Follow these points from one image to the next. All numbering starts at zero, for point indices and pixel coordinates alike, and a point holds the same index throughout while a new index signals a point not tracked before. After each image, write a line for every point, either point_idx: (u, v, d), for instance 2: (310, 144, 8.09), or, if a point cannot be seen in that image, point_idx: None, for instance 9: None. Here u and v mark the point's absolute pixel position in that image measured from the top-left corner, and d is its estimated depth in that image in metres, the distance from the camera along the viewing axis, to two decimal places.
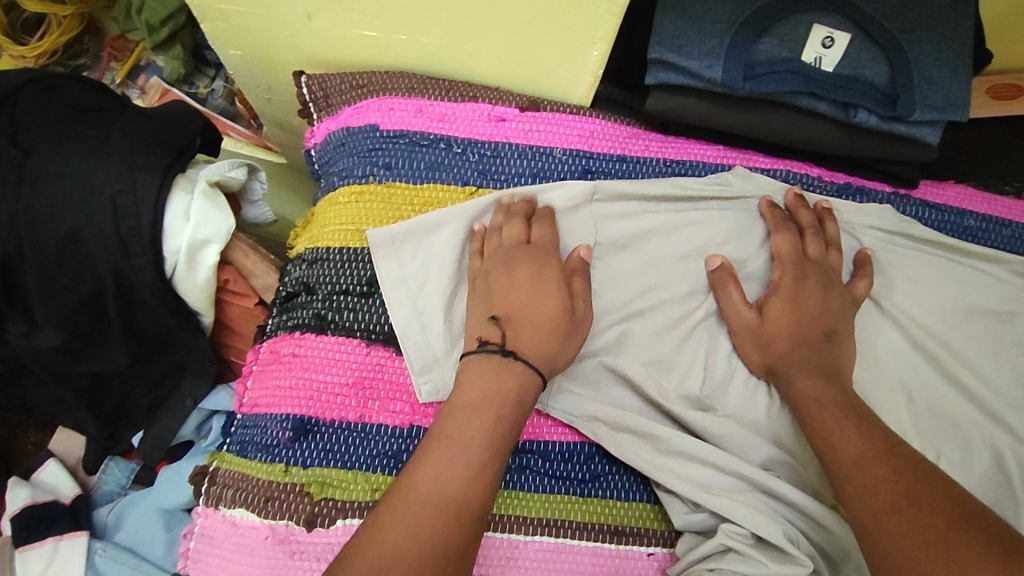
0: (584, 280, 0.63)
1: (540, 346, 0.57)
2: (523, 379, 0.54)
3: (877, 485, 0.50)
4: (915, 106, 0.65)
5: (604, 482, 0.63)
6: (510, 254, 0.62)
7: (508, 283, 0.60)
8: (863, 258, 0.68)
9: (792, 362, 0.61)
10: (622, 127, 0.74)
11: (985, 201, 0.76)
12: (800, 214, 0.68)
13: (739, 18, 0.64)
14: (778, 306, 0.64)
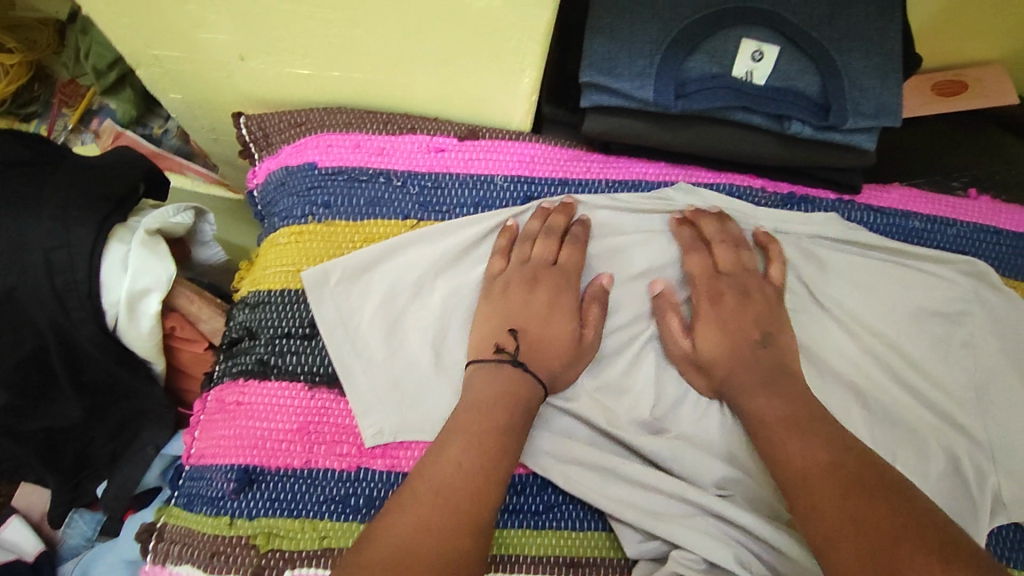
0: (600, 309, 0.66)
1: (544, 357, 0.63)
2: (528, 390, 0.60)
3: (834, 507, 0.50)
4: (847, 114, 0.64)
5: (560, 513, 0.62)
6: (534, 274, 0.66)
7: (527, 299, 0.65)
8: (764, 237, 0.70)
9: (739, 379, 0.62)
10: (563, 150, 0.73)
11: (930, 200, 0.77)
12: (704, 225, 0.69)
13: (667, 37, 0.64)
14: (713, 322, 0.65)
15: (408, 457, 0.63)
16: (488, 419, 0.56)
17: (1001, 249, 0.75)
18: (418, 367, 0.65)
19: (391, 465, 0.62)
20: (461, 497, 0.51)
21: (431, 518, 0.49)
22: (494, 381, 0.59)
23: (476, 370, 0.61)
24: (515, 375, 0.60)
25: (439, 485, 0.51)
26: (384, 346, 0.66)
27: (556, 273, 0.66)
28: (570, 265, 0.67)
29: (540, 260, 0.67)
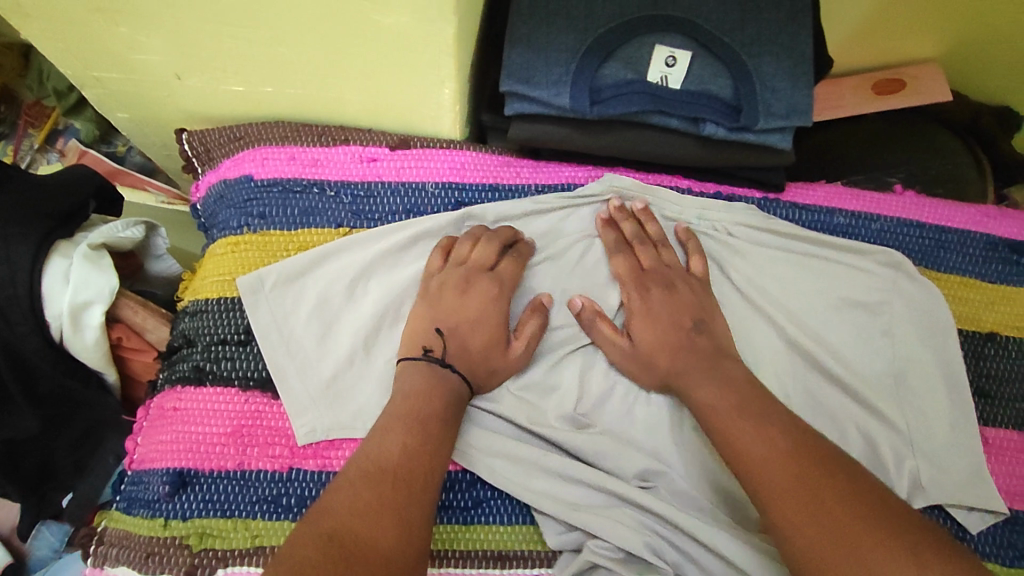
0: (537, 323, 0.68)
1: (473, 359, 0.65)
2: (449, 387, 0.62)
3: (800, 495, 0.50)
4: (759, 116, 0.66)
5: (487, 508, 0.64)
6: (470, 277, 0.67)
7: (460, 302, 0.67)
8: (685, 233, 0.72)
9: (684, 368, 0.63)
10: (493, 156, 0.75)
11: (855, 197, 0.78)
12: (624, 227, 0.71)
13: (583, 46, 0.66)
14: (645, 330, 0.67)
15: (339, 457, 0.65)
16: (424, 403, 0.60)
17: (924, 242, 0.76)
18: (350, 369, 0.68)
19: (323, 465, 0.65)
20: (410, 471, 0.54)
21: (382, 518, 0.50)
22: (424, 376, 0.62)
23: (410, 369, 0.63)
24: (437, 371, 0.63)
25: (384, 463, 0.54)
26: (318, 349, 0.68)
27: (490, 280, 0.68)
28: (506, 275, 0.68)
29: (476, 263, 0.68)
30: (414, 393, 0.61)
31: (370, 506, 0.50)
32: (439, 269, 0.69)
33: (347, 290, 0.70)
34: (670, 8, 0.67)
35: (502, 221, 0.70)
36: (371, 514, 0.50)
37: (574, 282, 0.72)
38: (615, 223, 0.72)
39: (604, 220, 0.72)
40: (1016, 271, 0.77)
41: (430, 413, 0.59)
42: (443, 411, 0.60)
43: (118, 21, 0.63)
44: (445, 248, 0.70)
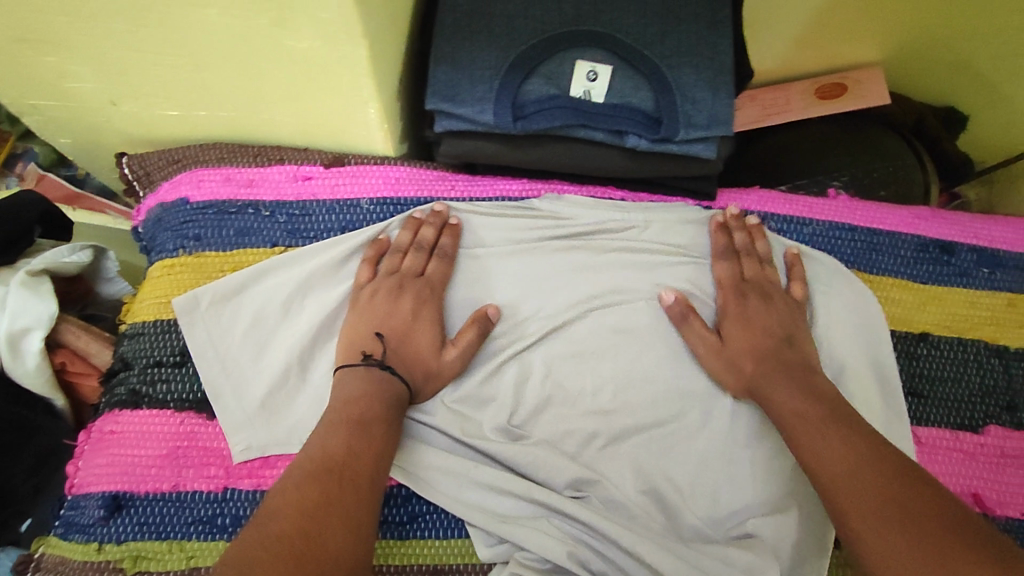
0: (477, 332, 0.68)
1: (411, 362, 0.66)
2: (392, 391, 0.63)
3: (862, 504, 0.53)
4: (679, 127, 0.67)
5: (423, 523, 0.64)
6: (401, 284, 0.69)
7: (392, 307, 0.68)
8: (793, 256, 0.74)
9: (766, 375, 0.65)
10: (427, 171, 0.76)
11: (788, 202, 0.78)
12: (737, 236, 0.74)
13: (505, 63, 0.67)
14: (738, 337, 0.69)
15: (272, 475, 0.65)
16: (370, 405, 0.61)
17: (857, 246, 0.77)
18: (284, 387, 0.69)
19: (256, 484, 0.65)
20: (354, 474, 0.55)
21: (332, 515, 0.51)
22: (359, 378, 0.63)
23: (347, 374, 0.64)
24: (374, 374, 0.64)
25: (331, 462, 0.55)
26: (252, 368, 0.69)
27: (422, 284, 0.70)
28: (436, 278, 0.70)
29: (407, 271, 0.70)
30: (355, 394, 0.62)
31: (317, 499, 0.52)
32: (369, 281, 0.70)
33: (282, 307, 0.71)
34: (591, 23, 0.68)
35: (433, 231, 0.72)
36: (325, 511, 0.51)
37: (508, 295, 0.73)
38: (729, 228, 0.74)
39: (719, 224, 0.74)
40: (948, 271, 0.76)
41: (376, 417, 0.60)
42: (387, 415, 0.61)
43: (45, 51, 0.64)
44: (379, 256, 0.71)
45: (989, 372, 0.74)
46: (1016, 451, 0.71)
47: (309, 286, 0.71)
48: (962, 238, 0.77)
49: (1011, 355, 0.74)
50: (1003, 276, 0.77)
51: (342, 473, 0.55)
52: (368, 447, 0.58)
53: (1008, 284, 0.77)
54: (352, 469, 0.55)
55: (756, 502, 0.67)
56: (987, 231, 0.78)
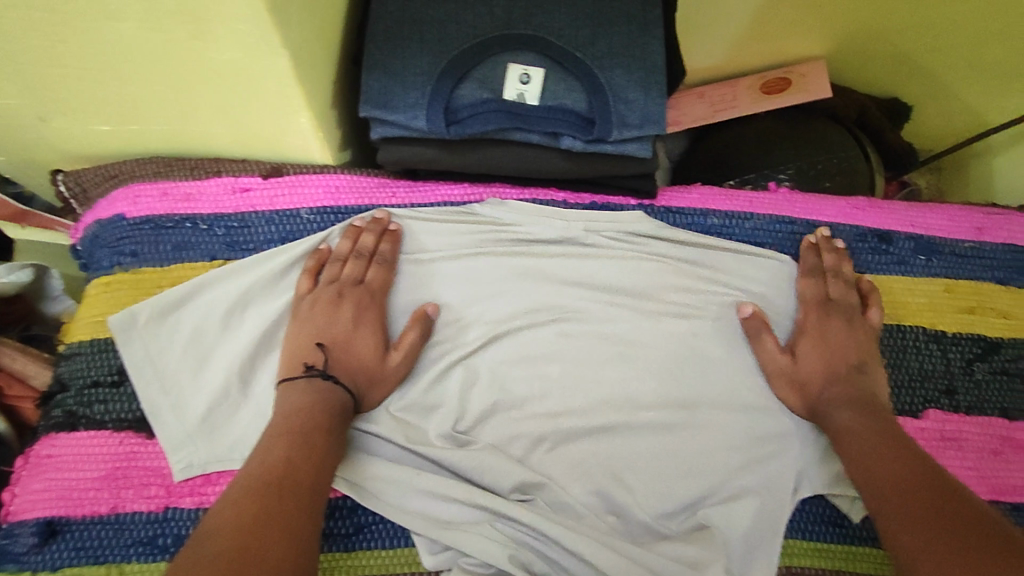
0: (419, 334, 0.69)
1: (355, 370, 0.66)
2: (338, 399, 0.63)
3: (907, 518, 0.56)
4: (612, 127, 0.67)
5: (369, 534, 0.64)
6: (342, 293, 0.69)
7: (332, 317, 0.68)
8: (867, 286, 0.75)
9: (831, 402, 0.68)
10: (367, 178, 0.76)
11: (729, 196, 0.79)
12: (825, 256, 0.75)
13: (438, 68, 0.67)
14: (814, 358, 0.71)
15: (215, 492, 0.65)
16: (312, 414, 0.61)
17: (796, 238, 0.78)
18: (224, 401, 0.68)
19: (199, 502, 0.64)
20: (290, 482, 0.55)
21: (267, 520, 0.50)
22: (301, 390, 0.63)
23: (289, 388, 0.64)
24: (315, 385, 0.63)
25: (269, 473, 0.55)
26: (192, 383, 0.68)
27: (362, 291, 0.70)
28: (376, 284, 0.70)
29: (348, 280, 0.70)
30: (299, 405, 0.62)
31: (252, 506, 0.51)
32: (309, 292, 0.70)
33: (222, 320, 0.70)
34: (522, 27, 0.68)
35: (371, 237, 0.71)
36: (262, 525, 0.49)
37: (452, 301, 0.73)
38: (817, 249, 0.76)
39: (811, 244, 0.76)
40: (884, 260, 0.78)
41: (318, 425, 0.60)
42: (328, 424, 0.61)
43: None
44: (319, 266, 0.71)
45: (928, 356, 0.75)
46: (955, 432, 0.73)
47: (251, 298, 0.71)
48: (898, 227, 0.79)
49: (949, 339, 0.76)
50: (938, 263, 0.78)
51: (279, 479, 0.54)
52: (309, 454, 0.58)
53: (944, 269, 0.78)
54: (292, 477, 0.55)
55: (703, 495, 0.67)
56: (922, 220, 0.80)
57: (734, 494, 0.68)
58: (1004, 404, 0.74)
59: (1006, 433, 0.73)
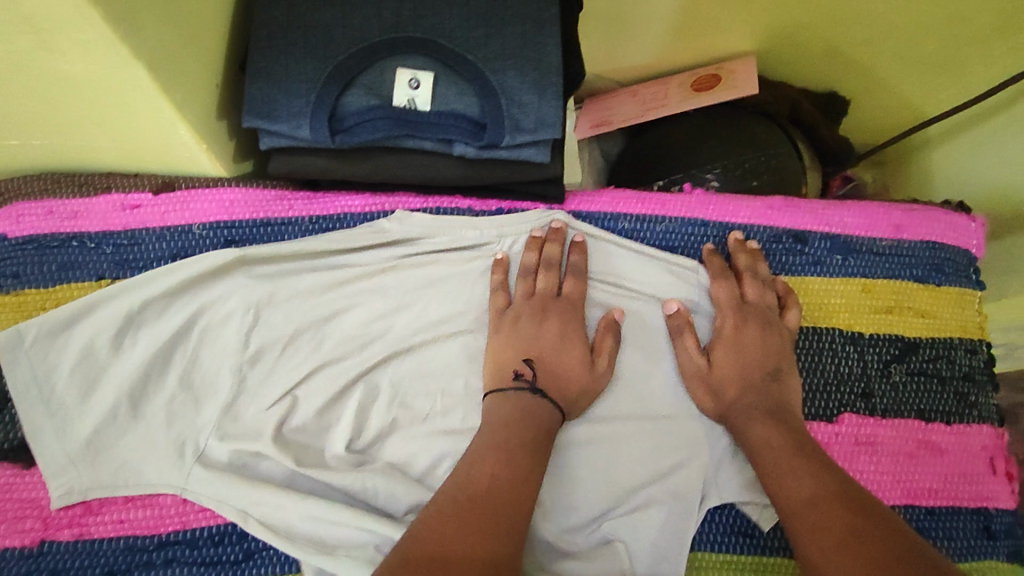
0: (614, 339, 0.69)
1: (558, 388, 0.66)
2: (548, 417, 0.64)
3: (823, 543, 0.54)
4: (503, 132, 0.65)
5: (257, 560, 0.62)
6: (543, 304, 0.68)
7: (537, 329, 0.67)
8: (783, 288, 0.74)
9: (746, 411, 0.67)
10: (264, 191, 0.72)
11: (642, 199, 0.77)
12: (739, 259, 0.73)
13: (322, 75, 0.65)
14: (728, 365, 0.69)
15: (95, 522, 0.63)
16: (514, 434, 0.61)
17: (709, 240, 0.76)
18: (111, 426, 0.65)
19: (77, 534, 0.63)
20: (511, 513, 0.55)
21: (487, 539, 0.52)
22: (512, 404, 0.64)
23: (496, 399, 0.64)
24: (528, 401, 0.64)
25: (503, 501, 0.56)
26: (79, 408, 0.65)
27: (563, 303, 0.69)
28: (575, 295, 0.70)
29: (544, 291, 0.69)
30: (524, 421, 0.62)
31: (473, 530, 0.52)
32: (506, 307, 0.69)
33: (109, 343, 0.66)
34: (412, 29, 0.66)
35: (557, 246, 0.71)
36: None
37: (353, 317, 0.70)
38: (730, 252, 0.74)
39: (712, 249, 0.74)
40: (800, 261, 0.76)
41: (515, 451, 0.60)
42: (529, 447, 0.61)
43: None
44: (530, 269, 0.71)
45: (844, 359, 0.73)
46: (870, 437, 0.72)
47: (141, 323, 0.67)
48: (815, 226, 0.77)
49: (866, 340, 0.74)
50: (856, 262, 0.76)
51: (513, 509, 0.55)
52: (511, 480, 0.58)
53: (861, 268, 0.76)
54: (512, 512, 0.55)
55: (612, 506, 0.66)
56: (840, 218, 0.78)
57: (644, 504, 0.66)
58: (921, 406, 0.73)
59: (923, 436, 0.72)
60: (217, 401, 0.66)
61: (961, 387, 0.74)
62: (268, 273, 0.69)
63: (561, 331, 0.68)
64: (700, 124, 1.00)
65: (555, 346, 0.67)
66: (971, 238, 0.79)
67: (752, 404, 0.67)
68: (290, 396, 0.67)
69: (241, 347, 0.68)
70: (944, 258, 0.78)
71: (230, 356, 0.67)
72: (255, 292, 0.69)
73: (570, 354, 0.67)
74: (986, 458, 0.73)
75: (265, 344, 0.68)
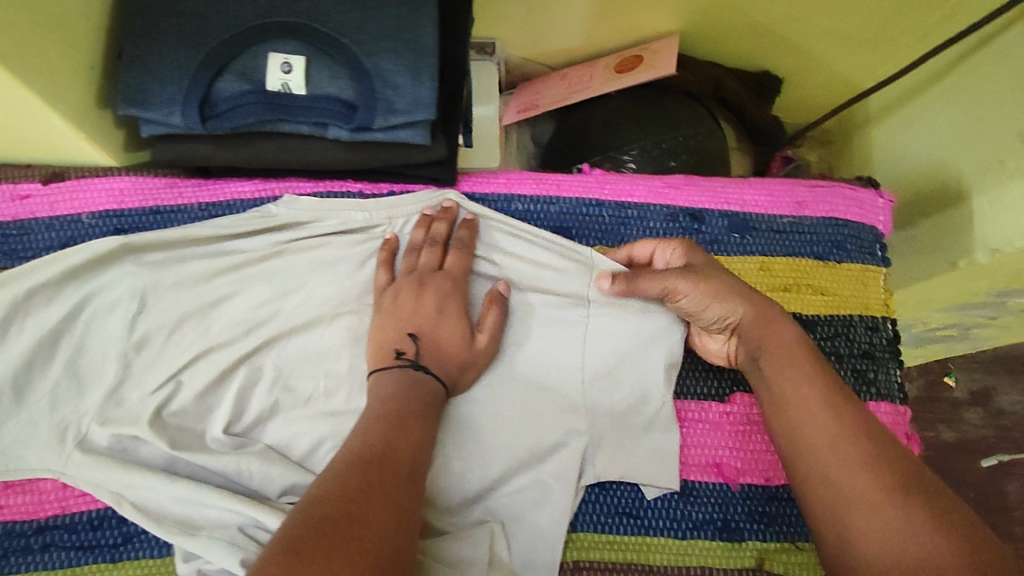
0: (499, 311, 0.68)
1: (442, 361, 0.65)
2: (431, 390, 0.63)
3: (848, 475, 0.55)
4: (376, 114, 0.64)
5: (136, 543, 0.63)
6: (423, 281, 0.67)
7: (415, 306, 0.66)
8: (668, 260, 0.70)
9: (762, 317, 0.64)
10: (153, 179, 0.73)
11: (537, 179, 0.76)
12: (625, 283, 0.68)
13: (194, 61, 0.64)
14: (722, 281, 0.65)
15: None
16: (412, 399, 0.62)
17: (604, 220, 0.75)
18: None
19: None
20: (412, 475, 0.57)
21: (378, 504, 0.52)
22: (398, 380, 0.63)
23: (382, 377, 0.64)
24: (411, 376, 0.63)
25: (409, 458, 0.58)
26: None
27: (442, 278, 0.68)
28: (456, 269, 0.69)
29: (425, 267, 0.69)
30: (412, 395, 0.62)
31: (362, 492, 0.52)
32: (388, 285, 0.69)
33: None
34: (285, 13, 0.65)
35: (443, 225, 0.70)
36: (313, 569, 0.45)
37: (239, 303, 0.69)
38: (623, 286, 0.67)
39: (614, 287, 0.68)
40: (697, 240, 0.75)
41: (413, 414, 0.61)
42: (421, 411, 0.61)
43: None
44: (415, 246, 0.70)
45: None
46: None
47: (23, 311, 0.66)
48: (712, 205, 0.76)
49: None
50: (753, 240, 0.76)
51: (417, 474, 0.57)
52: (409, 440, 0.59)
53: (760, 247, 0.76)
54: (416, 472, 0.57)
55: (491, 484, 0.67)
56: (740, 195, 0.76)
57: (525, 479, 0.67)
58: None
59: None
60: (103, 386, 0.67)
61: (859, 364, 0.74)
62: (155, 259, 0.69)
63: (441, 312, 0.66)
64: (622, 104, 0.99)
65: (436, 327, 0.66)
66: (878, 214, 0.78)
67: (761, 318, 0.64)
68: (175, 380, 0.67)
69: (126, 333, 0.67)
70: (847, 235, 0.77)
71: (116, 343, 0.67)
72: (141, 279, 0.68)
73: (451, 336, 0.66)
74: None
75: (152, 330, 0.68)
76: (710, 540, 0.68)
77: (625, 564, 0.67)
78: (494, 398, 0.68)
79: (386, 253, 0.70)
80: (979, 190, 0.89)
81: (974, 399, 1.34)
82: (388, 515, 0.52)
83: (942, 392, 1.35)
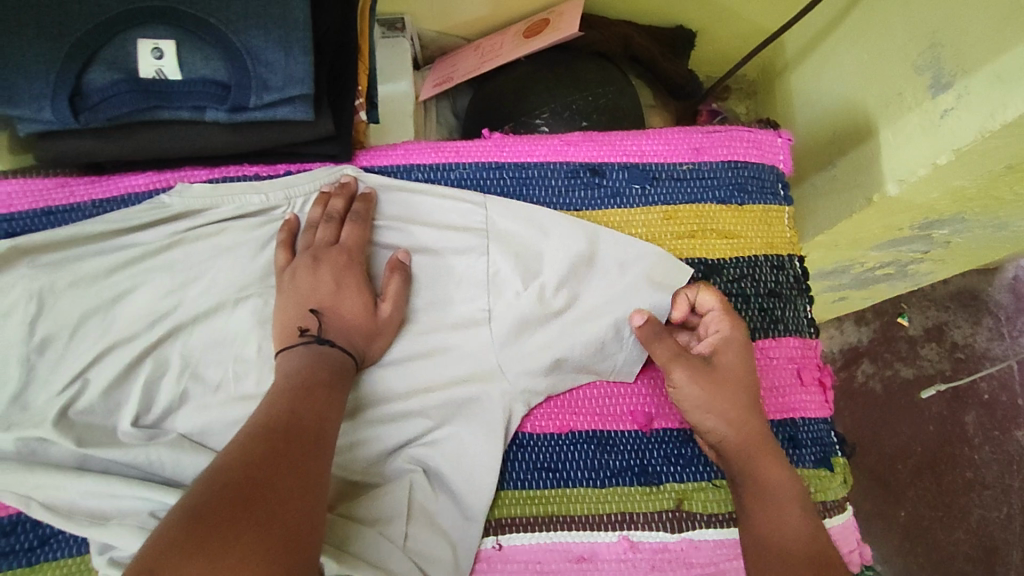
0: (401, 280, 0.68)
1: (347, 335, 0.65)
2: (338, 362, 0.63)
3: (781, 519, 0.62)
4: (251, 93, 0.64)
5: (53, 544, 0.63)
6: (319, 257, 0.67)
7: (314, 282, 0.66)
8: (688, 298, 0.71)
9: (749, 451, 0.65)
10: (43, 180, 0.72)
11: (435, 147, 0.76)
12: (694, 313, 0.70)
13: (60, 53, 0.61)
14: (722, 401, 0.66)
15: None
16: (318, 370, 0.61)
17: (505, 182, 0.75)
18: None
19: None
20: (319, 441, 0.56)
21: (283, 468, 0.51)
22: (303, 356, 0.62)
23: (285, 355, 0.63)
24: (315, 350, 0.63)
25: (316, 426, 0.57)
26: None
27: (338, 251, 0.68)
28: (353, 243, 0.69)
29: (321, 244, 0.68)
30: (316, 367, 0.61)
31: (267, 457, 0.51)
32: (287, 264, 0.69)
33: None
34: None
35: (340, 201, 0.70)
36: (221, 543, 0.45)
37: (141, 297, 0.69)
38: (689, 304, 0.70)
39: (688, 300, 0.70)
40: (599, 194, 0.76)
41: (322, 384, 0.60)
42: (330, 381, 0.61)
43: None
44: (314, 223, 0.70)
45: None
46: None
47: None
48: (611, 157, 0.76)
49: None
50: (655, 189, 0.76)
51: (326, 443, 0.57)
52: (317, 407, 0.58)
53: (661, 195, 0.76)
54: (329, 439, 0.57)
55: (406, 441, 0.68)
56: (638, 146, 0.77)
57: (439, 429, 0.68)
58: None
59: None
60: (8, 391, 0.66)
61: (765, 303, 0.76)
62: (50, 260, 0.68)
63: (339, 284, 0.66)
64: (533, 69, 0.99)
65: (336, 302, 0.66)
66: (777, 153, 0.78)
67: (747, 442, 0.65)
68: (80, 380, 0.66)
69: (26, 336, 0.66)
70: (747, 176, 0.77)
71: (17, 347, 0.66)
72: (37, 281, 0.67)
73: (351, 308, 0.66)
74: (792, 369, 0.75)
75: (53, 331, 0.67)
76: (627, 486, 0.70)
77: (547, 518, 0.68)
78: (406, 366, 0.69)
79: (285, 232, 0.70)
80: (883, 123, 0.90)
81: (928, 335, 1.34)
82: (299, 484, 0.51)
83: (897, 332, 1.35)
